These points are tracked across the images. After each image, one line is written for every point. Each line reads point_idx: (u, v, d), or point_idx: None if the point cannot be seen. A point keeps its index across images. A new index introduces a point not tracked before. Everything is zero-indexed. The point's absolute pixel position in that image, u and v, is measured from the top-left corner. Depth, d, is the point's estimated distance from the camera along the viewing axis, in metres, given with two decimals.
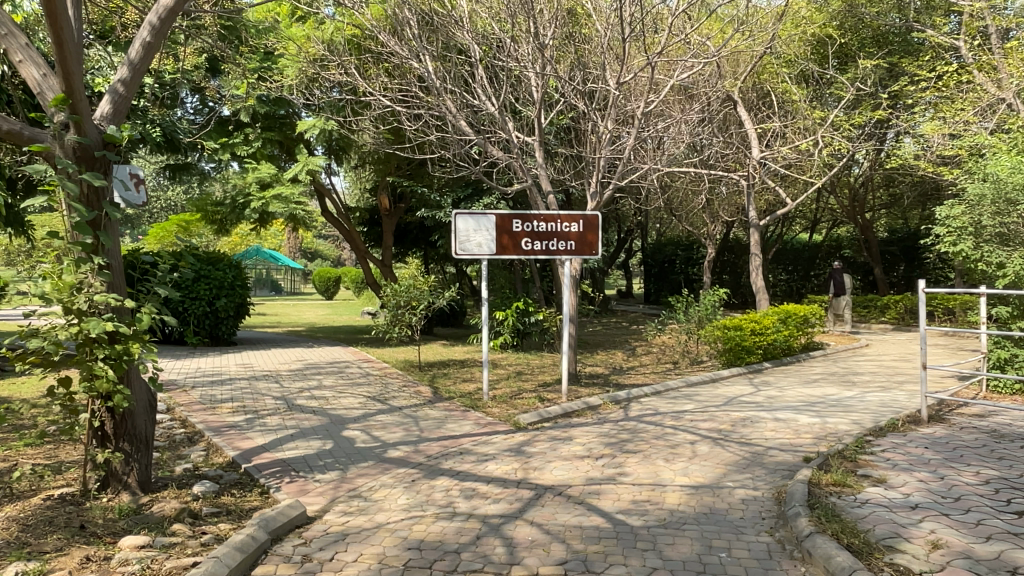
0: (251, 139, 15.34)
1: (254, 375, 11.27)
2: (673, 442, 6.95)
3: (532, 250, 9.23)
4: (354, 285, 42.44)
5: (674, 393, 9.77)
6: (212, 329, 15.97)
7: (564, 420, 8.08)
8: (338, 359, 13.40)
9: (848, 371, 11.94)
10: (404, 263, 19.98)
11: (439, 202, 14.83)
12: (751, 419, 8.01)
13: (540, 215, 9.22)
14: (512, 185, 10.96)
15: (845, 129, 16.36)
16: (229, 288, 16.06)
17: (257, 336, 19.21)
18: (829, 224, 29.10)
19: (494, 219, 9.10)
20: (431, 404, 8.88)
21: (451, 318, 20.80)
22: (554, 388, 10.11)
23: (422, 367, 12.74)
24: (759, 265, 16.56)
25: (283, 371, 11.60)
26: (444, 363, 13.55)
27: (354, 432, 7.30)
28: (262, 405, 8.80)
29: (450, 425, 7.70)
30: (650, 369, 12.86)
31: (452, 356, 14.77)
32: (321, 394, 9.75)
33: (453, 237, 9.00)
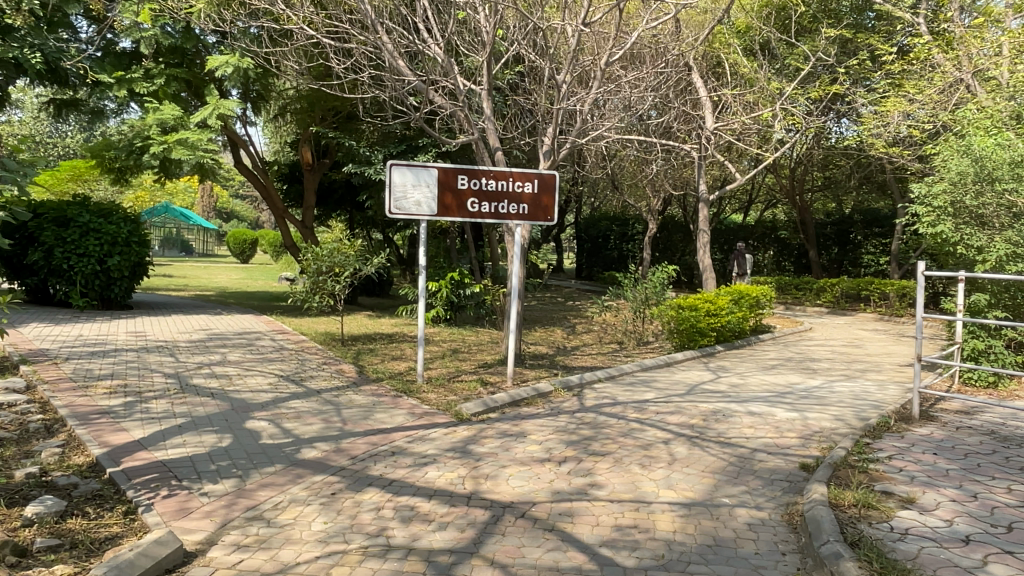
0: (153, 75, 13.33)
1: (145, 347, 9.61)
2: (644, 441, 5.91)
3: (479, 212, 7.97)
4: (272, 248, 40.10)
5: (630, 379, 8.79)
6: (103, 290, 13.87)
7: (513, 411, 6.95)
8: (248, 329, 11.85)
9: (803, 357, 11.28)
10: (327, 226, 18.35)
11: (369, 158, 13.35)
12: (723, 412, 7.09)
13: (489, 172, 7.97)
14: (456, 138, 9.62)
15: (799, 104, 15.68)
16: (123, 244, 13.89)
17: (158, 300, 17.23)
18: (764, 205, 28.95)
19: (436, 173, 7.80)
20: (356, 387, 7.59)
21: (376, 287, 19.35)
22: (497, 370, 8.96)
23: (344, 341, 11.35)
24: (707, 242, 15.46)
25: (181, 342, 9.99)
26: (369, 337, 12.22)
27: (259, 423, 5.94)
28: (148, 384, 7.31)
29: (378, 415, 6.43)
30: (596, 350, 11.91)
31: (379, 329, 13.43)
32: (224, 372, 8.27)
33: (387, 192, 7.66)
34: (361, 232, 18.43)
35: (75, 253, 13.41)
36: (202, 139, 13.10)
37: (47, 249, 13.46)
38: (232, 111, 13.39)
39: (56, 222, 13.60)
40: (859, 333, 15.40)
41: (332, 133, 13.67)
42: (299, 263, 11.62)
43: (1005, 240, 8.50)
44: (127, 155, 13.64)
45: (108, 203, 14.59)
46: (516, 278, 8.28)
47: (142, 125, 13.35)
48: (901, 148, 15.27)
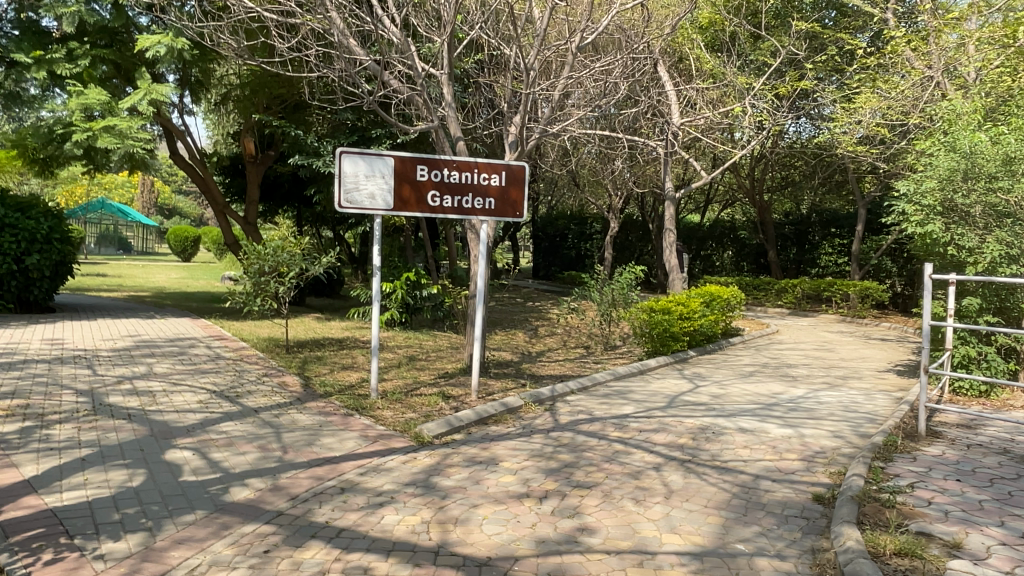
0: (76, 56, 12.04)
1: (60, 357, 8.46)
2: (632, 468, 5.19)
3: (441, 207, 7.16)
4: (215, 246, 38.46)
5: (605, 390, 8.08)
6: (20, 293, 12.52)
7: (480, 431, 6.15)
8: (182, 336, 10.75)
9: (779, 362, 10.77)
10: (272, 223, 17.20)
11: (317, 149, 12.39)
12: (712, 429, 6.42)
13: (451, 162, 7.16)
14: (414, 126, 8.75)
15: (768, 100, 15.23)
16: (43, 242, 12.59)
17: (87, 301, 15.88)
18: (721, 205, 28.75)
19: (392, 162, 6.94)
20: (301, 404, 6.69)
21: (326, 288, 18.32)
22: (459, 381, 8.14)
23: (289, 348, 10.37)
24: (674, 241, 14.94)
25: (103, 351, 8.89)
26: (317, 343, 11.27)
27: (181, 453, 5.01)
28: (54, 403, 6.27)
29: (326, 440, 5.56)
30: (562, 356, 11.19)
31: (329, 334, 12.48)
32: (148, 386, 7.25)
33: (337, 183, 6.75)
34: (309, 229, 17.36)
35: None
36: (132, 128, 11.89)
37: None
38: (166, 97, 12.20)
39: None
40: (826, 336, 15.06)
41: (277, 120, 12.62)
42: (240, 262, 10.60)
43: (997, 240, 8.16)
44: (47, 143, 12.33)
45: (27, 196, 13.22)
46: (481, 280, 7.47)
47: (64, 111, 12.07)
48: (868, 147, 14.98)
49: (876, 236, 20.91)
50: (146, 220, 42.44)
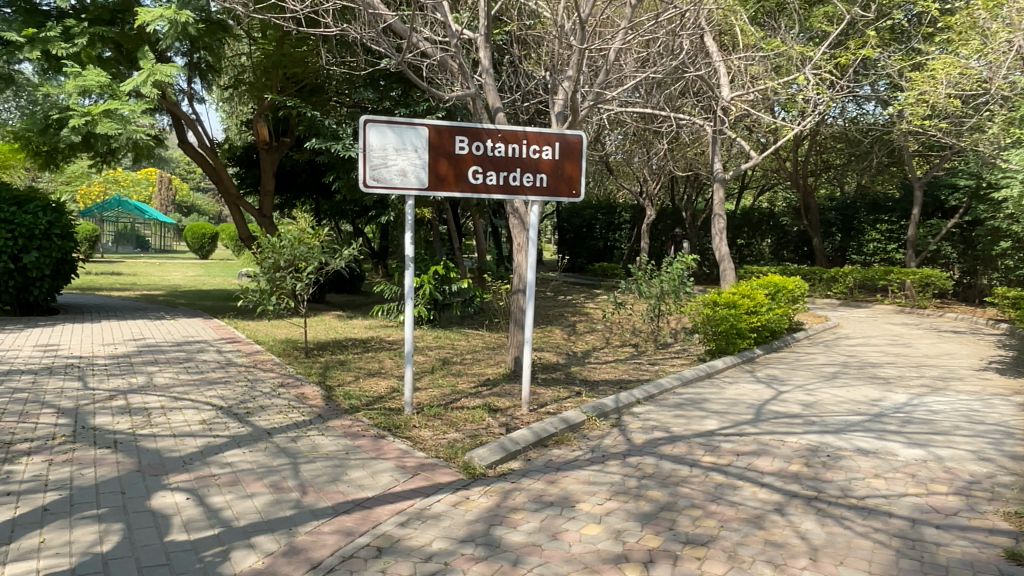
0: (74, 34, 10.97)
1: (49, 367, 7.37)
2: (749, 512, 4.03)
3: (484, 185, 5.99)
4: (233, 244, 37.65)
5: (676, 400, 6.90)
6: (19, 293, 11.54)
7: (543, 458, 5.01)
8: (191, 339, 9.66)
9: (859, 361, 9.53)
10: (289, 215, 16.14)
11: (335, 132, 11.29)
12: (824, 452, 5.25)
13: (496, 132, 5.99)
14: (447, 94, 7.60)
15: (826, 71, 13.90)
16: (42, 238, 11.58)
17: (94, 301, 14.90)
18: (757, 191, 27.35)
19: (426, 133, 5.79)
20: (323, 424, 5.58)
21: (346, 283, 17.26)
22: (504, 391, 6.99)
23: (309, 352, 9.28)
24: (723, 228, 13.64)
25: (99, 359, 7.82)
26: (339, 345, 10.21)
27: (171, 498, 3.89)
28: (27, 425, 5.16)
29: (356, 474, 4.45)
30: (611, 356, 10.01)
31: (351, 335, 11.38)
32: (145, 401, 6.14)
33: (361, 159, 5.62)
34: (328, 221, 16.29)
35: None
36: (135, 111, 10.85)
37: None
38: (172, 78, 11.13)
39: None
40: (892, 328, 13.76)
41: (291, 101, 11.55)
42: (253, 256, 9.51)
43: None
44: (43, 131, 11.27)
45: (25, 189, 12.17)
46: (532, 272, 6.28)
47: (61, 93, 11.02)
48: (938, 121, 13.63)
49: (933, 220, 19.49)
50: (163, 217, 41.68)
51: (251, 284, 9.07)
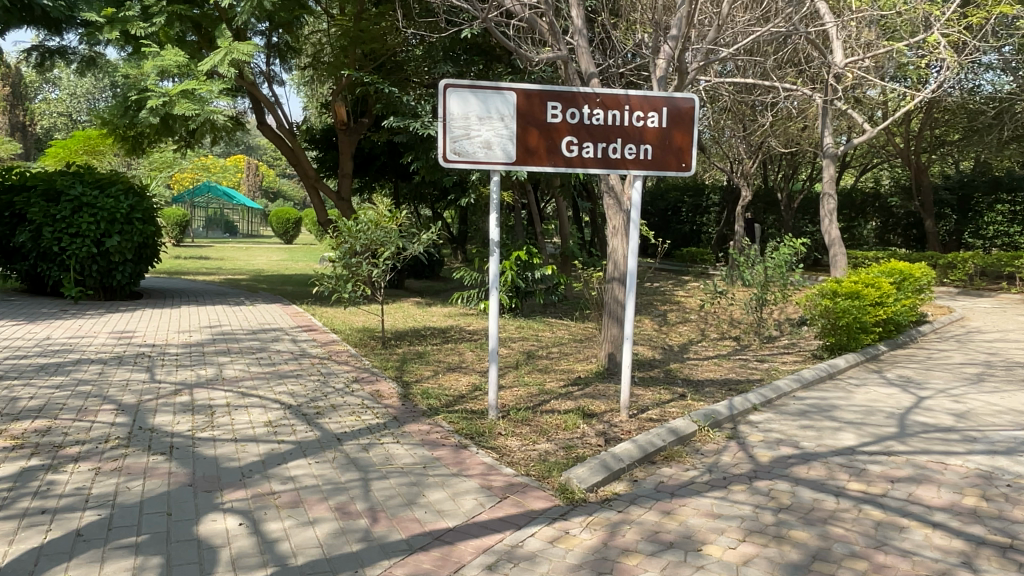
0: (151, 13, 10.80)
1: (119, 355, 7.06)
2: (930, 568, 3.15)
3: (579, 158, 5.20)
4: (316, 229, 38.12)
5: (799, 407, 5.98)
6: (103, 278, 11.52)
7: (654, 479, 4.23)
8: (267, 327, 9.30)
9: (1005, 361, 8.28)
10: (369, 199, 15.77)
11: (414, 110, 10.68)
12: (1003, 481, 4.26)
13: (594, 96, 5.18)
14: (536, 57, 6.81)
15: (956, 31, 12.36)
16: (124, 221, 11.52)
17: (178, 286, 14.93)
18: (859, 171, 25.45)
19: (515, 99, 5.05)
20: (399, 429, 4.96)
21: (425, 269, 16.81)
22: (599, 392, 6.23)
23: (386, 342, 8.76)
24: (833, 209, 12.38)
25: (171, 348, 7.48)
26: (417, 335, 9.65)
27: (222, 524, 3.32)
28: (83, 423, 4.74)
29: (436, 496, 3.79)
30: (712, 351, 9.08)
31: (430, 323, 10.83)
32: (212, 396, 5.68)
33: (442, 130, 4.93)
34: (407, 205, 15.84)
35: (66, 233, 11.13)
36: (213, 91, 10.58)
37: (35, 229, 11.19)
38: (249, 57, 10.78)
39: (44, 198, 11.32)
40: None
41: (368, 77, 11.03)
42: (328, 240, 9.03)
43: None
44: (125, 113, 11.29)
45: (109, 173, 12.14)
46: (632, 259, 5.46)
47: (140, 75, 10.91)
48: None
49: None
50: (250, 203, 42.67)
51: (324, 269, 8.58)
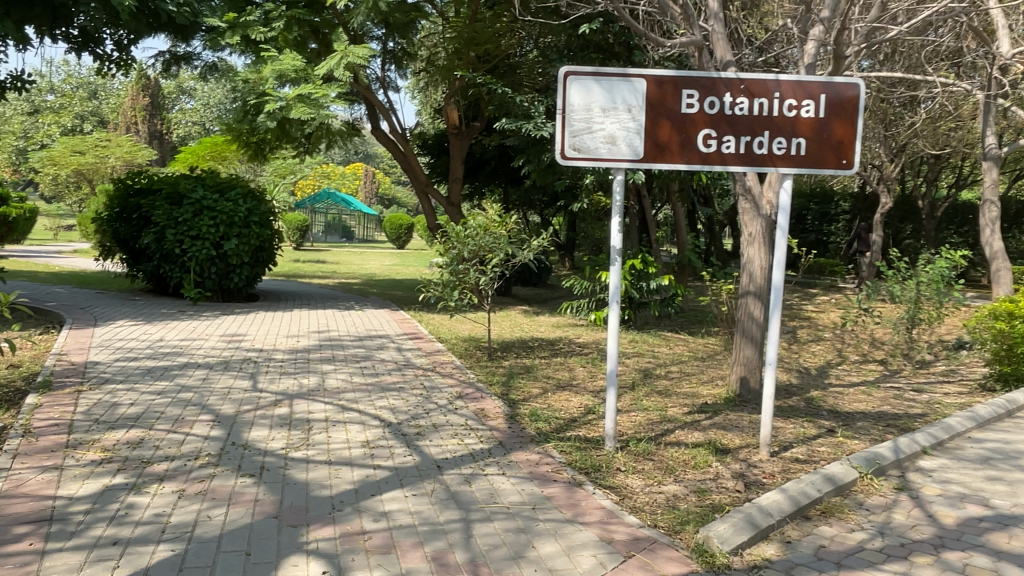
0: (271, 18, 10.98)
1: (225, 359, 6.94)
2: None
3: (718, 154, 4.51)
4: (427, 235, 38.64)
5: (978, 453, 4.99)
6: (221, 280, 11.75)
7: (811, 541, 3.49)
8: (373, 333, 9.06)
9: None
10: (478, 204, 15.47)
11: (527, 110, 10.20)
12: None
13: (738, 83, 4.48)
14: (668, 41, 6.12)
15: None
16: (242, 224, 11.70)
17: (293, 288, 15.17)
18: (1015, 176, 22.89)
19: (645, 87, 4.43)
20: (508, 457, 4.42)
21: (533, 276, 16.35)
22: (732, 423, 5.47)
23: (493, 354, 8.29)
24: (996, 218, 10.89)
25: (276, 353, 7.30)
26: (524, 346, 9.14)
27: (303, 571, 2.89)
28: (178, 435, 4.50)
29: (547, 548, 3.22)
30: (855, 376, 8.04)
31: (538, 334, 10.30)
32: (311, 408, 5.36)
33: (561, 123, 4.37)
34: (516, 211, 15.42)
35: (188, 235, 11.41)
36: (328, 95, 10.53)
37: (159, 231, 11.54)
38: (364, 60, 10.66)
39: (169, 201, 11.66)
40: None
41: (481, 77, 10.65)
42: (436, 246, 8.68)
43: None
44: (246, 118, 11.49)
45: (229, 177, 12.41)
46: (778, 270, 4.68)
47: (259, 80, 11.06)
48: None
49: None
50: (365, 209, 43.86)
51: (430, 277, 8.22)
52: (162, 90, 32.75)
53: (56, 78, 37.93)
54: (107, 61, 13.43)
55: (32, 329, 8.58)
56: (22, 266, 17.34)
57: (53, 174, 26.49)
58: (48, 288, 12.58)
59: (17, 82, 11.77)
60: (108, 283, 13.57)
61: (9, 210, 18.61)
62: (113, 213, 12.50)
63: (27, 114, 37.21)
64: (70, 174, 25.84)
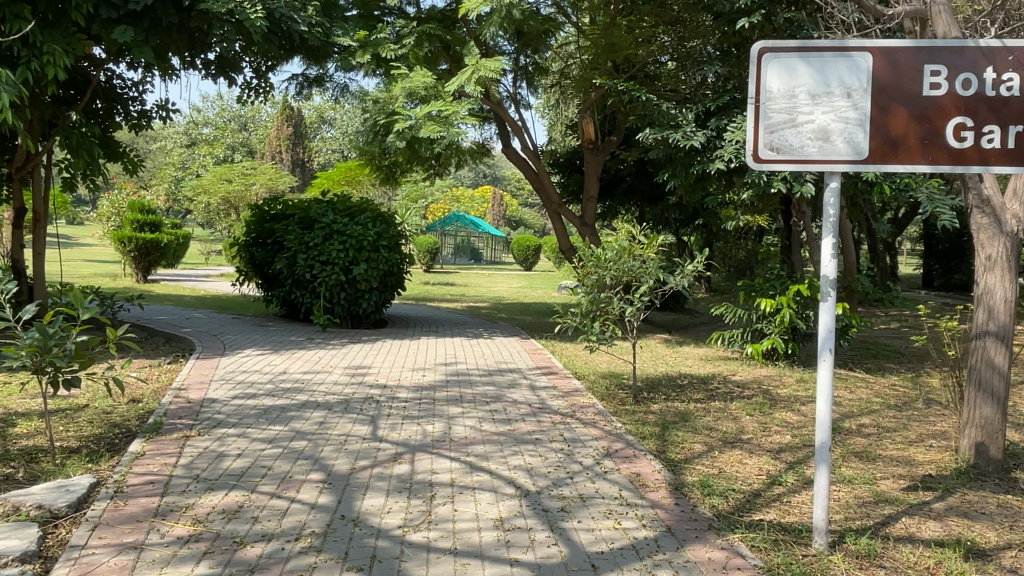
0: (402, 35, 10.55)
1: (345, 398, 6.30)
2: None
3: (975, 150, 3.33)
4: (555, 256, 37.97)
5: None
6: (350, 306, 11.37)
7: None
8: (504, 367, 8.23)
9: None
10: (614, 225, 14.43)
11: (674, 117, 9.08)
12: None
13: (1001, 53, 3.31)
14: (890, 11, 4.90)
15: None
16: (371, 249, 11.23)
17: (421, 313, 14.74)
18: None
19: (870, 63, 3.33)
20: (684, 551, 3.37)
21: (673, 301, 15.07)
22: (973, 509, 4.12)
23: (639, 395, 7.20)
24: None
25: (400, 391, 6.61)
26: (672, 385, 7.99)
27: None
28: (281, 500, 3.81)
29: None
30: None
31: (687, 369, 9.10)
32: (434, 464, 4.52)
33: (755, 115, 3.34)
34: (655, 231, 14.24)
35: (318, 260, 11.13)
36: (459, 111, 9.93)
37: (291, 255, 11.34)
38: (496, 73, 9.98)
39: (300, 226, 11.47)
40: None
41: (623, 84, 9.67)
42: (575, 271, 7.71)
43: None
44: (377, 139, 11.14)
45: (360, 200, 12.08)
46: None
47: (388, 99, 10.67)
48: None
49: None
50: (494, 232, 43.86)
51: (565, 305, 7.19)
52: (303, 119, 34.23)
53: (212, 112, 40.72)
54: (247, 88, 13.65)
55: (163, 357, 8.44)
56: (172, 289, 18.09)
57: (205, 201, 28.06)
58: (189, 312, 12.78)
59: (162, 112, 12.09)
60: (244, 308, 13.68)
61: (161, 236, 19.61)
62: (250, 239, 12.51)
63: (186, 146, 40.15)
64: (220, 201, 27.27)
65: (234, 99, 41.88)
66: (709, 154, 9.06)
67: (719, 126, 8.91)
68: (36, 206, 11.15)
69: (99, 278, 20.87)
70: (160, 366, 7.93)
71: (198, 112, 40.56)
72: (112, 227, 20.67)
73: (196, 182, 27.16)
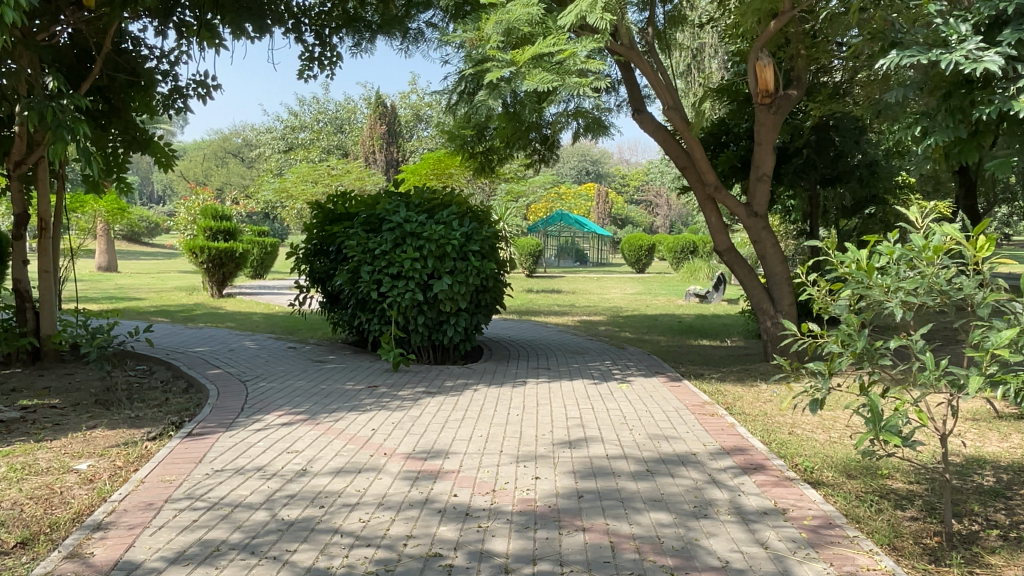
0: None
1: (381, 565, 3.12)
2: None
3: None
4: (672, 255, 34.07)
5: None
6: (431, 334, 8.34)
7: None
8: (674, 453, 4.88)
9: None
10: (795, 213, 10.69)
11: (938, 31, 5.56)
12: None
13: None
14: None
15: None
16: (458, 256, 8.16)
17: (530, 336, 11.63)
18: None
19: None
20: None
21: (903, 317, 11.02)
22: None
23: (951, 532, 3.78)
24: None
25: (496, 538, 3.40)
26: (979, 493, 4.49)
27: None
28: None
29: None
30: None
31: (966, 448, 5.53)
32: None
33: None
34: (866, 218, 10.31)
35: (387, 273, 8.16)
36: (581, 50, 6.72)
37: (353, 268, 8.41)
38: None
39: (365, 229, 8.56)
40: None
41: None
42: (808, 295, 4.27)
43: None
44: (465, 106, 8.13)
45: (444, 192, 9.09)
46: None
47: (477, 42, 7.61)
48: None
49: None
50: (601, 231, 40.36)
51: (784, 367, 3.84)
52: (398, 115, 32.01)
53: (307, 115, 39.35)
54: (306, 62, 11.02)
55: (151, 427, 5.69)
56: (244, 305, 15.86)
57: (294, 205, 26.16)
58: (240, 339, 10.20)
59: (200, 88, 9.61)
60: (309, 331, 11.00)
61: (235, 244, 17.49)
62: (310, 248, 9.72)
63: (282, 152, 39.13)
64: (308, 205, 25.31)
65: (329, 99, 40.45)
66: (1005, 87, 5.45)
67: (1022, 38, 5.34)
68: (40, 211, 8.67)
69: (174, 292, 19.03)
70: (134, 449, 5.15)
71: (294, 116, 39.45)
72: (186, 236, 18.77)
73: (284, 184, 25.26)
